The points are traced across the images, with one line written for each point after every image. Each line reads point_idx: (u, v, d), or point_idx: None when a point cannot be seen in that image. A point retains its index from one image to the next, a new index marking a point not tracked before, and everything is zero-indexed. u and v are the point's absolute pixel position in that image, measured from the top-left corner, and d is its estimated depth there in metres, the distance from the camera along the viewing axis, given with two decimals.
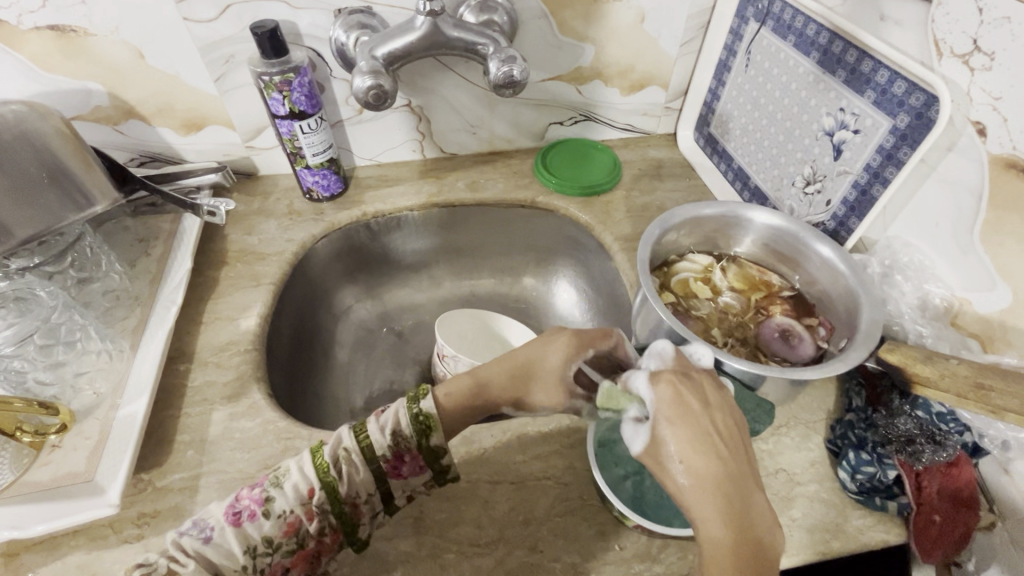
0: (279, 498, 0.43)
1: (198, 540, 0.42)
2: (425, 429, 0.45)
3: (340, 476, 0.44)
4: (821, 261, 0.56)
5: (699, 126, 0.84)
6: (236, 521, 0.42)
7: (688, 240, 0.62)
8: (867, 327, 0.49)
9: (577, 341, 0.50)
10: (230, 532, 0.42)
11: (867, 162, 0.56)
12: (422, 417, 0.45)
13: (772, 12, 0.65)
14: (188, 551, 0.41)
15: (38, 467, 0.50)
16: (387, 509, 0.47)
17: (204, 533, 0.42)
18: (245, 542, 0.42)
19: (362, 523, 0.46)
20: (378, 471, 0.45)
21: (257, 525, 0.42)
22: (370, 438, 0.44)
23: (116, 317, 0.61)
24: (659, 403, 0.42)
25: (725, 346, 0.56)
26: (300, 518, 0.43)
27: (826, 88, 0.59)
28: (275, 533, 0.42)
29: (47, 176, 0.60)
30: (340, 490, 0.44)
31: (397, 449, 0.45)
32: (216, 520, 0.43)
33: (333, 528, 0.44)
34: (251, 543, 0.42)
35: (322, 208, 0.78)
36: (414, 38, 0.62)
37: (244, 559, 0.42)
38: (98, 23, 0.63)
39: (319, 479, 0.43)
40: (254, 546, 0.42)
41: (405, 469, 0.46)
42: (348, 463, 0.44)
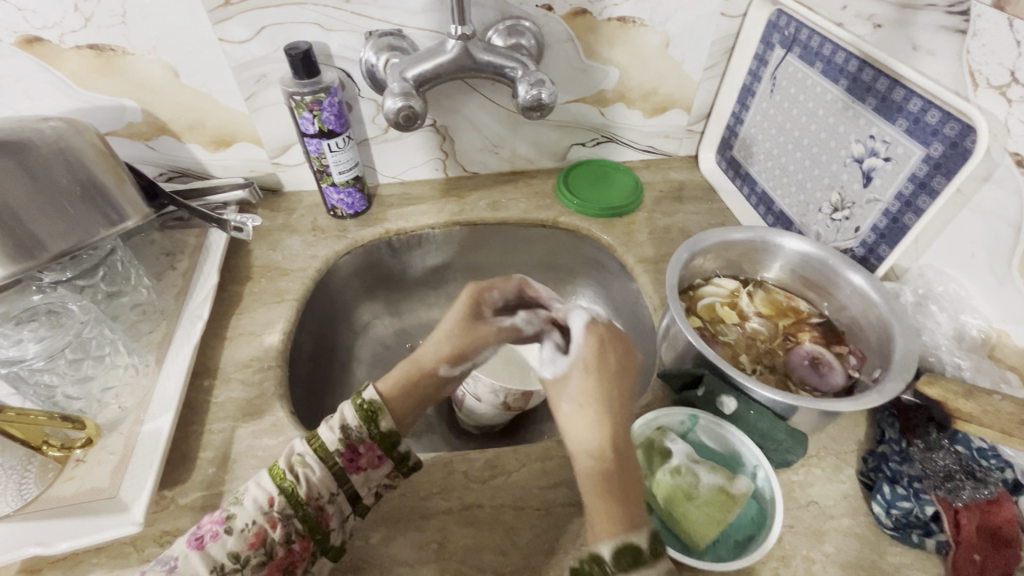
0: (239, 511, 0.44)
1: (165, 570, 0.41)
2: (372, 416, 0.48)
3: (297, 478, 0.46)
4: (852, 289, 0.55)
5: (722, 149, 0.84)
6: (198, 544, 0.43)
7: (714, 264, 0.62)
8: (903, 358, 0.48)
9: (480, 288, 0.55)
10: (194, 555, 0.42)
11: (899, 189, 0.55)
12: (370, 402, 0.48)
13: (799, 39, 0.66)
14: None
15: (62, 481, 0.50)
16: (356, 510, 0.48)
17: (166, 565, 0.41)
18: (210, 562, 0.42)
19: (334, 528, 0.46)
20: (336, 467, 0.47)
21: (220, 544, 0.42)
22: (320, 437, 0.47)
23: (143, 331, 0.61)
24: (583, 347, 0.48)
25: (754, 373, 0.55)
26: (264, 528, 0.44)
27: (856, 115, 0.59)
28: (240, 547, 0.43)
29: (81, 191, 0.59)
30: (299, 492, 0.45)
31: (349, 442, 0.47)
32: (179, 552, 0.42)
33: (301, 534, 0.45)
34: (217, 561, 0.42)
35: (345, 225, 0.79)
36: (445, 61, 0.63)
37: None
38: (136, 42, 0.65)
39: (275, 485, 0.45)
40: (220, 565, 0.42)
41: (362, 461, 0.48)
42: (303, 464, 0.46)
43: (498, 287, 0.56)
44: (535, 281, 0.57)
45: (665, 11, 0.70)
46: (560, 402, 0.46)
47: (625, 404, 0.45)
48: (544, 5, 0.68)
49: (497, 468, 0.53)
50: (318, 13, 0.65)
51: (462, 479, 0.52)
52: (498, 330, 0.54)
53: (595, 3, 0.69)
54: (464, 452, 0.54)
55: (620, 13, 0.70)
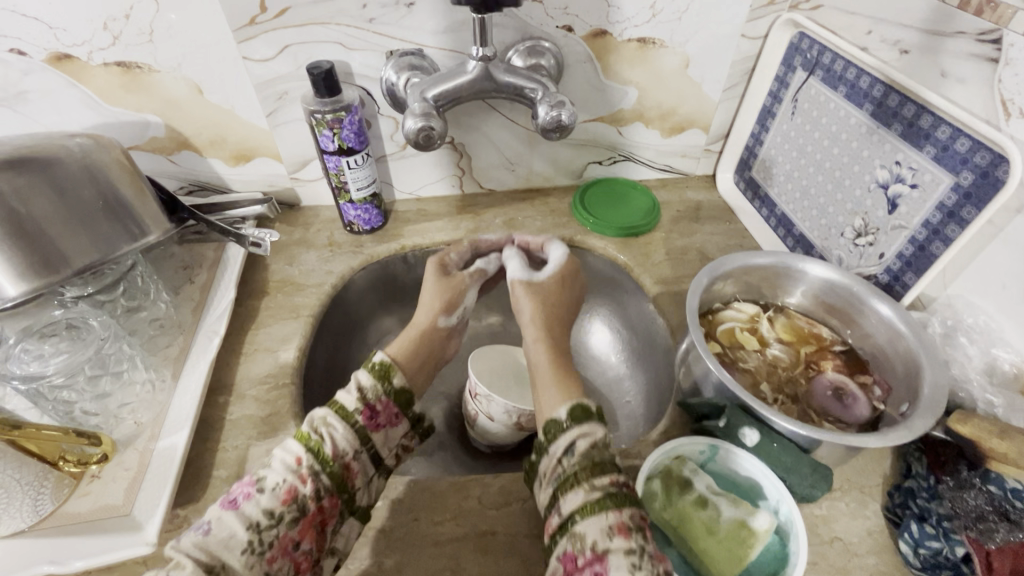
0: (269, 473, 0.45)
1: (199, 535, 0.41)
2: (385, 374, 0.52)
3: (324, 437, 0.47)
4: (879, 319, 0.54)
5: (740, 169, 0.83)
6: (232, 505, 0.43)
7: (734, 288, 0.61)
8: (932, 392, 0.46)
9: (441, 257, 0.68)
10: (228, 516, 0.42)
11: (926, 217, 0.54)
12: (381, 363, 0.53)
13: (821, 62, 0.65)
14: (188, 547, 0.40)
15: (77, 497, 0.50)
16: (380, 472, 0.51)
17: (201, 529, 0.41)
18: (246, 520, 0.42)
19: (360, 487, 0.48)
20: (359, 428, 0.49)
21: (253, 502, 0.43)
22: (341, 402, 0.50)
23: (160, 345, 0.62)
24: (563, 266, 0.65)
25: (775, 402, 0.54)
26: (296, 485, 0.44)
27: (881, 140, 0.58)
28: (274, 504, 0.43)
29: (104, 205, 0.60)
30: (326, 449, 0.47)
31: (368, 401, 0.50)
32: (212, 516, 0.42)
33: (330, 490, 0.46)
34: (252, 519, 0.42)
35: (361, 241, 0.79)
36: (465, 81, 0.63)
37: (249, 536, 0.41)
38: (162, 60, 0.66)
39: (301, 445, 0.46)
40: (256, 522, 0.42)
41: (382, 418, 0.51)
42: (327, 424, 0.48)
43: (455, 250, 0.69)
44: (483, 235, 0.71)
45: (685, 32, 0.70)
46: (524, 312, 0.61)
47: (572, 314, 0.64)
48: (564, 26, 0.68)
49: (512, 494, 0.52)
50: (340, 33, 0.66)
51: (476, 504, 0.51)
52: (467, 277, 0.65)
53: (614, 25, 0.69)
54: (479, 477, 0.53)
55: (640, 34, 0.70)
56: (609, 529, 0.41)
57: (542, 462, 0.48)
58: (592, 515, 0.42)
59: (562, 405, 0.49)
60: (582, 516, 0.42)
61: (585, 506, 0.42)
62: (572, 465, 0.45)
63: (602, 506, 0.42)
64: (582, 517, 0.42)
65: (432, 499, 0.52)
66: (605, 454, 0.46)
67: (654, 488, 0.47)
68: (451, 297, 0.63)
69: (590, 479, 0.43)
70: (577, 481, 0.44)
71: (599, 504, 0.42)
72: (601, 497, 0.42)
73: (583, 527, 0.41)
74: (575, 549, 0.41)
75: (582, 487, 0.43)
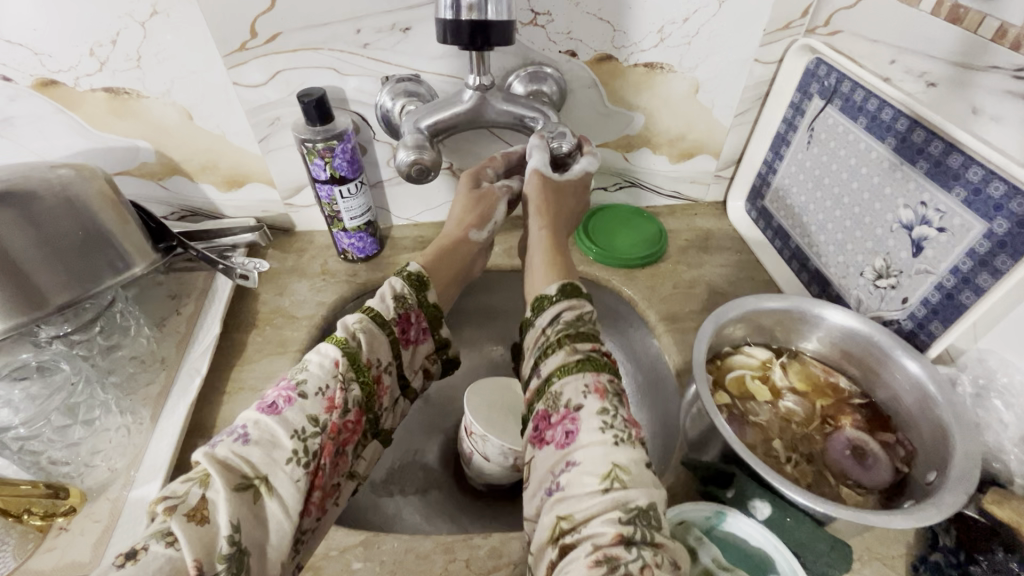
0: (309, 377, 0.45)
1: (239, 442, 0.40)
2: (421, 285, 0.55)
3: (361, 344, 0.48)
4: (906, 377, 0.50)
5: (752, 198, 0.79)
6: (272, 408, 0.43)
7: (744, 331, 0.57)
8: (963, 463, 0.42)
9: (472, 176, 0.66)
10: (269, 419, 0.42)
11: (955, 264, 0.50)
12: (415, 273, 0.55)
13: (840, 90, 0.61)
14: (229, 456, 0.39)
15: (42, 553, 0.47)
16: (406, 396, 0.55)
17: (240, 434, 0.41)
18: (291, 428, 0.42)
19: (386, 408, 0.51)
20: (393, 338, 0.51)
21: (297, 407, 0.43)
22: (375, 308, 0.51)
23: (139, 384, 0.59)
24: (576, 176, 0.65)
25: (788, 463, 0.50)
26: (335, 391, 0.45)
27: (905, 177, 0.54)
28: (318, 411, 0.44)
29: (85, 237, 0.58)
30: (362, 359, 0.48)
31: (404, 311, 0.52)
32: (249, 419, 0.42)
33: (359, 404, 0.47)
34: (298, 426, 0.42)
35: (356, 269, 0.76)
36: (460, 111, 0.61)
37: (294, 443, 0.42)
38: (150, 86, 0.64)
39: (338, 350, 0.47)
40: (300, 429, 0.42)
41: (412, 333, 0.53)
42: (363, 329, 0.49)
43: (491, 164, 0.67)
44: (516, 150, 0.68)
45: (695, 57, 0.67)
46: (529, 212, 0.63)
47: (570, 217, 0.67)
48: (567, 51, 0.65)
49: (501, 556, 0.48)
50: (333, 58, 0.63)
51: (463, 567, 0.48)
52: (499, 189, 0.65)
53: (620, 49, 0.65)
54: (467, 536, 0.50)
55: (647, 59, 0.67)
56: (586, 388, 0.43)
57: (529, 334, 0.52)
58: (570, 375, 0.45)
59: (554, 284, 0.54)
60: (559, 377, 0.45)
61: (565, 366, 0.46)
62: (556, 332, 0.49)
63: (581, 368, 0.45)
64: (559, 377, 0.45)
65: (415, 561, 0.48)
66: (588, 326, 0.50)
67: None
68: (482, 212, 0.64)
69: (572, 344, 0.47)
70: (560, 344, 0.47)
71: (578, 366, 0.45)
72: (582, 360, 0.46)
73: (559, 387, 0.45)
74: (550, 408, 0.44)
75: (564, 350, 0.47)
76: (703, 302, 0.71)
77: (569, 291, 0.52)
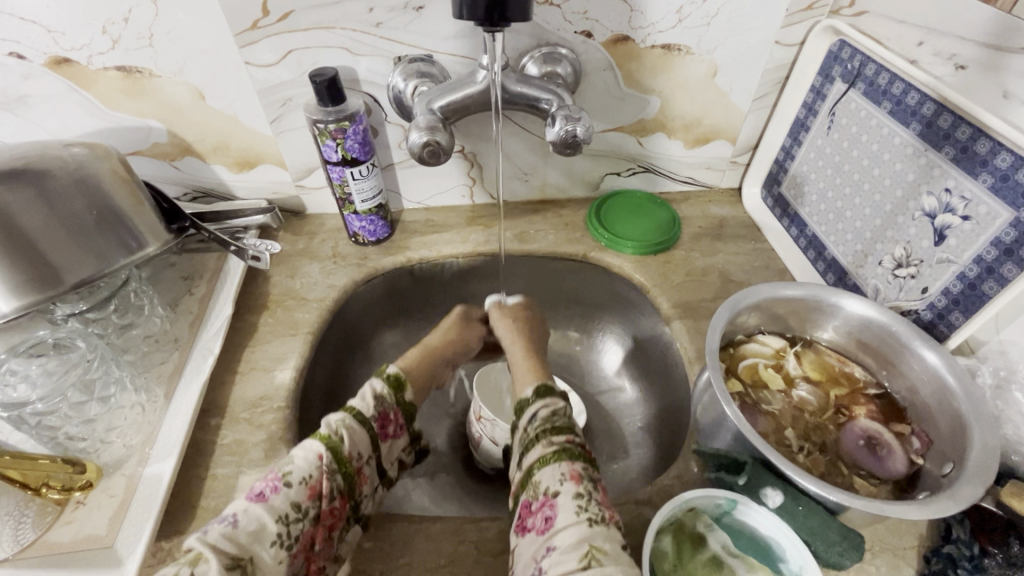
0: (295, 466, 0.45)
1: (226, 527, 0.40)
2: (398, 385, 0.55)
3: (343, 438, 0.48)
4: (924, 368, 0.49)
5: (768, 184, 0.77)
6: (259, 498, 0.43)
7: (758, 320, 0.57)
8: (981, 455, 0.42)
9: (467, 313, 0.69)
10: (257, 507, 0.42)
11: (979, 252, 0.49)
12: (394, 374, 0.55)
13: (863, 74, 0.60)
14: (217, 540, 0.39)
15: (60, 526, 0.48)
16: (383, 483, 0.54)
17: (228, 520, 0.41)
18: (274, 513, 0.42)
19: (367, 494, 0.50)
20: (373, 433, 0.51)
21: (281, 496, 0.43)
22: (356, 406, 0.51)
23: (154, 362, 0.60)
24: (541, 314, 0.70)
25: (801, 452, 0.49)
26: (320, 480, 0.45)
27: (929, 164, 0.53)
28: (300, 498, 0.44)
29: (97, 217, 0.58)
30: (344, 451, 0.48)
31: (382, 408, 0.53)
32: (237, 508, 0.42)
33: (343, 491, 0.47)
34: (281, 512, 0.42)
35: (366, 253, 0.76)
36: (473, 92, 0.60)
37: (278, 528, 0.42)
38: (162, 65, 0.63)
39: (322, 444, 0.47)
40: (284, 515, 0.42)
41: (390, 428, 0.53)
42: (346, 426, 0.49)
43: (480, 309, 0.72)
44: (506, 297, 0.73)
45: (713, 39, 0.65)
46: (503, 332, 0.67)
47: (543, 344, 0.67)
48: (583, 32, 0.64)
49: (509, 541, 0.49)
50: (345, 37, 0.63)
51: (471, 550, 0.49)
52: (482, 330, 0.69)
53: (637, 30, 0.64)
54: (476, 519, 0.51)
55: (665, 40, 0.65)
56: (562, 475, 0.44)
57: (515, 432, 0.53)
58: (549, 465, 0.46)
59: (531, 386, 0.55)
60: (539, 467, 0.46)
61: (543, 458, 0.46)
62: (535, 428, 0.50)
63: (558, 457, 0.46)
64: (539, 468, 0.46)
65: (424, 543, 0.49)
66: (565, 419, 0.50)
67: (665, 547, 0.44)
68: (462, 337, 0.66)
69: (549, 437, 0.48)
70: (538, 438, 0.48)
71: (555, 457, 0.46)
72: (558, 450, 0.46)
73: (539, 476, 0.46)
74: (531, 497, 0.45)
75: (541, 443, 0.48)
76: (716, 290, 0.70)
77: (542, 391, 0.53)
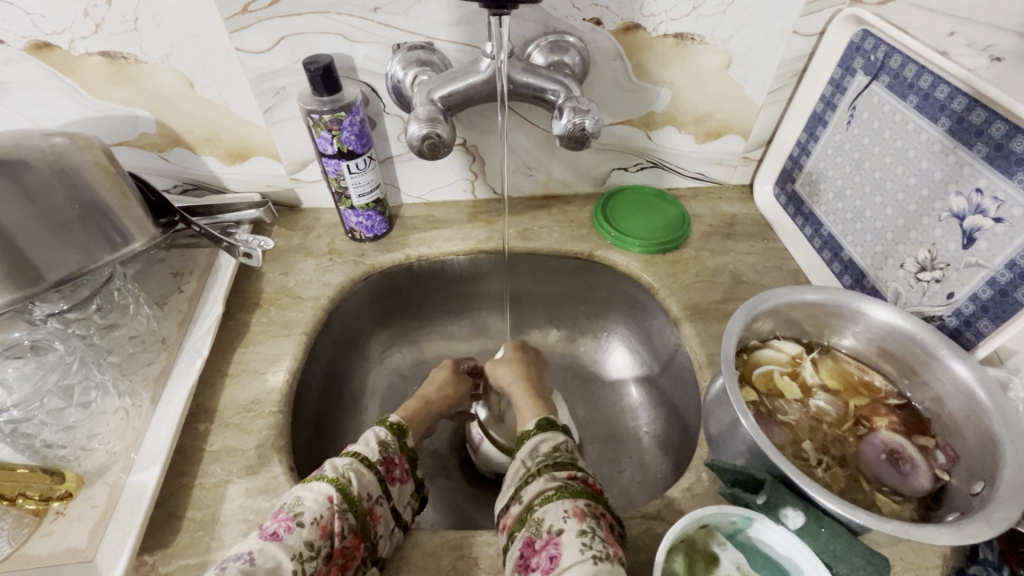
0: (306, 507, 0.43)
1: (243, 563, 0.39)
2: (401, 431, 0.54)
3: (352, 479, 0.47)
4: (951, 379, 0.46)
5: (781, 181, 0.74)
6: (272, 537, 0.41)
7: (774, 326, 0.54)
8: (1016, 474, 0.39)
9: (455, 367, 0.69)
10: (272, 546, 0.41)
11: (1012, 257, 0.46)
12: (396, 421, 0.55)
13: (887, 66, 0.57)
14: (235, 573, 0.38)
15: (38, 538, 0.46)
16: (400, 526, 0.49)
17: (243, 558, 0.39)
18: (290, 550, 0.41)
19: (383, 535, 0.47)
20: (379, 476, 0.49)
21: (295, 535, 0.42)
22: (362, 452, 0.50)
23: (140, 363, 0.58)
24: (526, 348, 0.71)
25: (819, 466, 0.47)
26: (331, 519, 0.44)
27: (958, 162, 0.50)
28: (313, 537, 0.42)
29: (80, 211, 0.55)
30: (353, 490, 0.46)
31: (387, 454, 0.51)
32: (251, 547, 0.40)
33: (356, 532, 0.45)
34: (296, 551, 0.41)
35: (363, 249, 0.73)
36: (477, 81, 0.57)
37: (293, 565, 0.40)
38: (149, 51, 0.60)
39: (331, 484, 0.45)
40: (299, 553, 0.41)
41: (397, 471, 0.51)
42: (354, 468, 0.48)
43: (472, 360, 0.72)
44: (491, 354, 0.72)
45: (728, 28, 0.62)
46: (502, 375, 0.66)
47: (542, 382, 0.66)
48: (592, 19, 0.60)
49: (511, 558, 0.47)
50: (341, 23, 0.59)
51: (471, 566, 0.46)
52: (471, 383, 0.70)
53: (648, 18, 0.61)
54: (476, 533, 0.48)
55: (677, 29, 0.62)
56: (565, 513, 0.43)
57: (511, 468, 0.51)
58: (552, 503, 0.44)
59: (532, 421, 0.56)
60: (541, 504, 0.45)
61: (545, 494, 0.45)
62: (535, 464, 0.49)
63: (559, 494, 0.44)
64: (541, 504, 0.45)
65: (422, 558, 0.47)
66: (566, 456, 0.50)
67: (677, 567, 0.41)
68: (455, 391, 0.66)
69: (551, 473, 0.47)
70: (539, 473, 0.48)
71: (557, 494, 0.45)
72: (558, 487, 0.45)
73: (541, 513, 0.44)
74: (534, 535, 0.43)
75: (543, 477, 0.47)
76: (727, 291, 0.67)
77: (543, 426, 0.53)
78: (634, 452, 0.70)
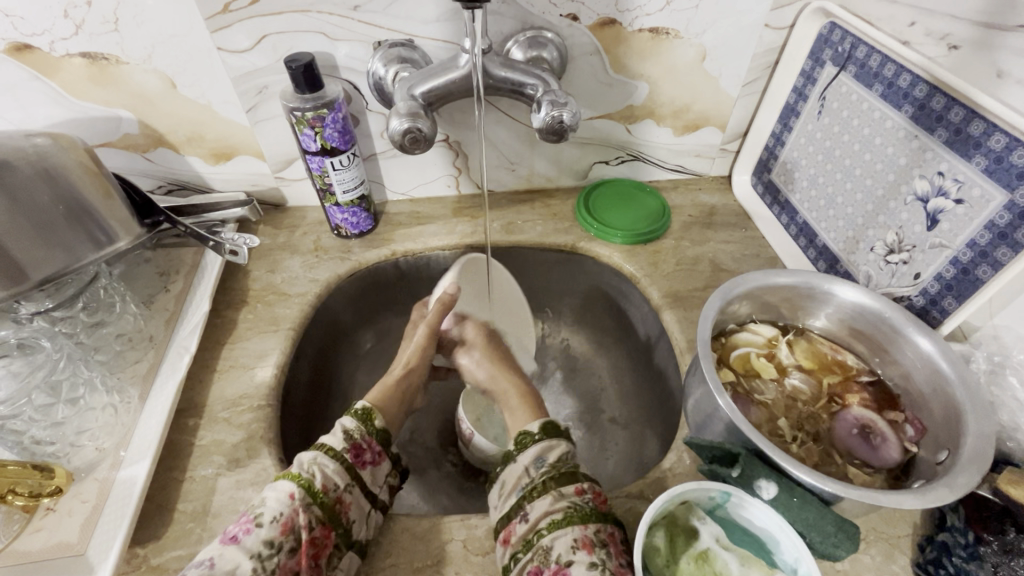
0: (266, 507, 0.44)
1: (203, 569, 0.40)
2: (366, 418, 0.53)
3: (315, 473, 0.47)
4: (917, 355, 0.48)
5: (759, 171, 0.76)
6: (232, 541, 0.42)
7: (750, 309, 0.55)
8: (977, 442, 0.41)
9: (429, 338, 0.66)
10: (231, 550, 0.41)
11: (972, 237, 0.48)
12: (362, 406, 0.54)
13: (854, 56, 0.59)
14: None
15: (29, 533, 0.47)
16: (377, 506, 0.50)
17: (201, 565, 0.40)
18: (247, 552, 0.41)
19: (356, 519, 0.47)
20: (347, 464, 0.49)
21: (253, 536, 0.42)
22: (329, 443, 0.49)
23: (128, 361, 0.58)
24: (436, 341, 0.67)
25: (794, 442, 0.49)
26: (292, 515, 0.44)
27: (921, 147, 0.52)
28: (273, 534, 0.43)
29: (64, 211, 0.55)
30: (317, 484, 0.46)
31: (354, 439, 0.51)
32: (212, 553, 0.41)
33: (324, 521, 0.45)
34: (253, 550, 0.42)
35: (349, 245, 0.74)
36: (457, 77, 0.58)
37: (251, 566, 0.41)
38: (131, 50, 0.60)
39: (293, 482, 0.46)
40: (257, 552, 0.42)
41: (367, 456, 0.51)
42: (318, 463, 0.48)
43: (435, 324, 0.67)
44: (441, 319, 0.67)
45: (702, 22, 0.63)
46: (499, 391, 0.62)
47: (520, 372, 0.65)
48: (568, 15, 0.62)
49: None
50: (322, 21, 0.60)
51: (460, 548, 0.48)
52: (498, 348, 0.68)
53: (624, 13, 0.62)
54: (465, 517, 0.50)
55: (652, 24, 0.63)
56: (574, 543, 0.42)
57: (507, 474, 0.49)
58: (559, 530, 0.43)
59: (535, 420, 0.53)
60: (549, 529, 0.43)
61: (554, 519, 0.44)
62: (542, 475, 0.47)
63: (569, 520, 0.43)
64: (549, 530, 0.43)
65: (411, 542, 0.48)
66: (571, 466, 0.48)
67: (657, 542, 0.42)
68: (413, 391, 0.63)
69: (558, 488, 0.46)
70: (546, 490, 0.46)
71: (565, 520, 0.43)
72: (566, 510, 0.44)
73: (550, 541, 0.43)
74: (542, 565, 0.42)
75: (551, 496, 0.45)
76: (707, 279, 0.69)
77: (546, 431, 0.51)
78: (619, 434, 0.72)
